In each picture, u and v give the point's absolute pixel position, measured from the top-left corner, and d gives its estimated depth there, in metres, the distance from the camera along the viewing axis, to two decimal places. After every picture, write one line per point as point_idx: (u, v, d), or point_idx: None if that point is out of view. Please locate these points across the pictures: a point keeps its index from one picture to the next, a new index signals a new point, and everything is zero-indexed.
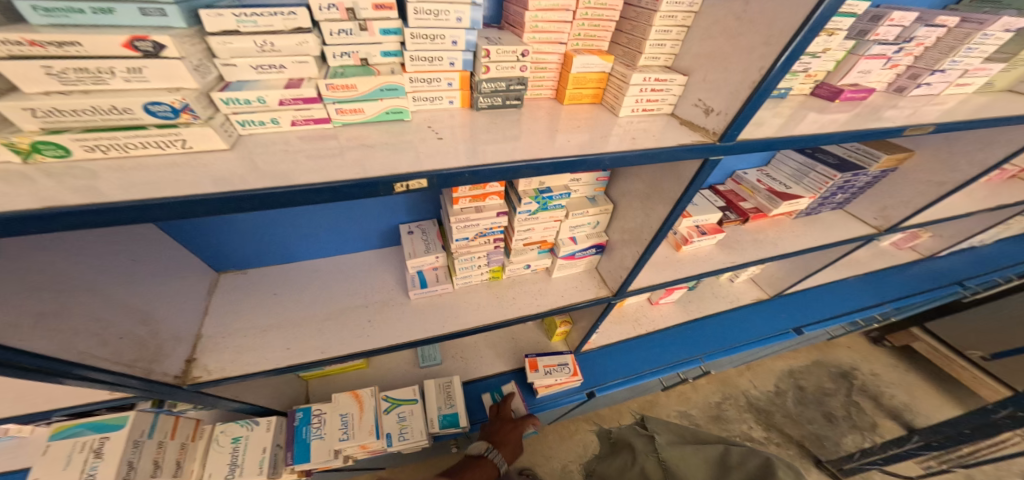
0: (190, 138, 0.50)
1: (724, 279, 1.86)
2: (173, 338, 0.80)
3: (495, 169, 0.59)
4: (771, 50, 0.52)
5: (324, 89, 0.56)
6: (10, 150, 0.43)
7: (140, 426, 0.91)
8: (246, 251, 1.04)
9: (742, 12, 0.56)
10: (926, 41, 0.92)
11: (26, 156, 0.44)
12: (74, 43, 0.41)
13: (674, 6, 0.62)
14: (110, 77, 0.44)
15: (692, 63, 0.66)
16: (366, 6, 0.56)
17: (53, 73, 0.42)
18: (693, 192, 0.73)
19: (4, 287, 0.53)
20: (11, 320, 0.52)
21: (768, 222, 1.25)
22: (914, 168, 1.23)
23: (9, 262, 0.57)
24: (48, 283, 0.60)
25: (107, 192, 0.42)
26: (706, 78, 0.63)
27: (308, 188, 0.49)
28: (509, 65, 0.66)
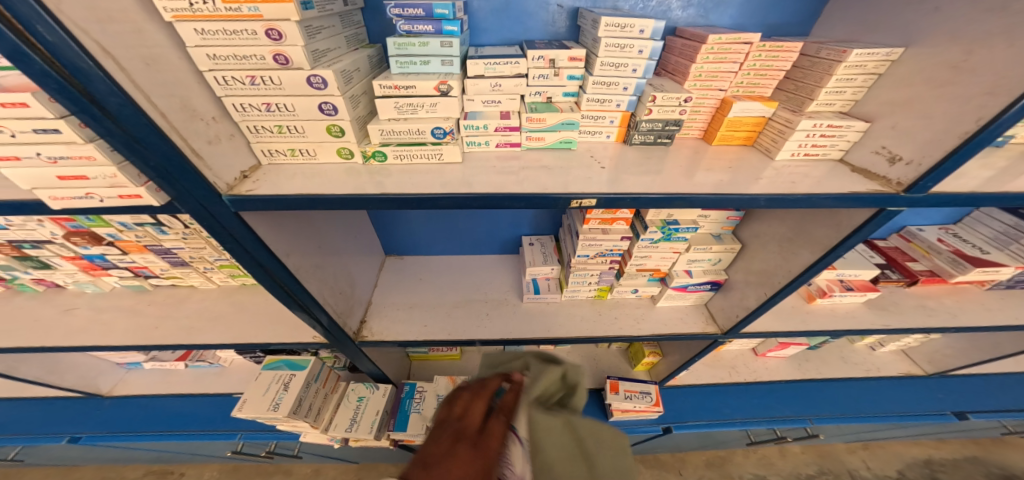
0: (446, 153, 0.66)
1: (863, 346, 1.65)
2: (359, 301, 1.05)
3: (653, 199, 0.66)
4: (997, 100, 0.50)
5: (525, 120, 0.71)
6: (361, 154, 0.63)
7: (313, 371, 1.18)
8: (406, 241, 1.27)
9: (961, 61, 0.55)
10: None
11: (366, 158, 0.63)
12: (413, 86, 0.61)
13: (864, 57, 0.63)
14: (422, 109, 0.63)
15: (878, 110, 0.66)
16: (563, 58, 0.70)
17: (397, 106, 0.62)
18: (856, 240, 0.71)
19: (310, 244, 0.79)
20: (306, 266, 0.76)
21: (941, 287, 1.09)
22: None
23: (318, 225, 0.84)
24: (325, 244, 0.87)
25: (382, 189, 0.59)
26: (897, 125, 0.62)
27: (510, 196, 0.62)
28: (671, 109, 0.73)
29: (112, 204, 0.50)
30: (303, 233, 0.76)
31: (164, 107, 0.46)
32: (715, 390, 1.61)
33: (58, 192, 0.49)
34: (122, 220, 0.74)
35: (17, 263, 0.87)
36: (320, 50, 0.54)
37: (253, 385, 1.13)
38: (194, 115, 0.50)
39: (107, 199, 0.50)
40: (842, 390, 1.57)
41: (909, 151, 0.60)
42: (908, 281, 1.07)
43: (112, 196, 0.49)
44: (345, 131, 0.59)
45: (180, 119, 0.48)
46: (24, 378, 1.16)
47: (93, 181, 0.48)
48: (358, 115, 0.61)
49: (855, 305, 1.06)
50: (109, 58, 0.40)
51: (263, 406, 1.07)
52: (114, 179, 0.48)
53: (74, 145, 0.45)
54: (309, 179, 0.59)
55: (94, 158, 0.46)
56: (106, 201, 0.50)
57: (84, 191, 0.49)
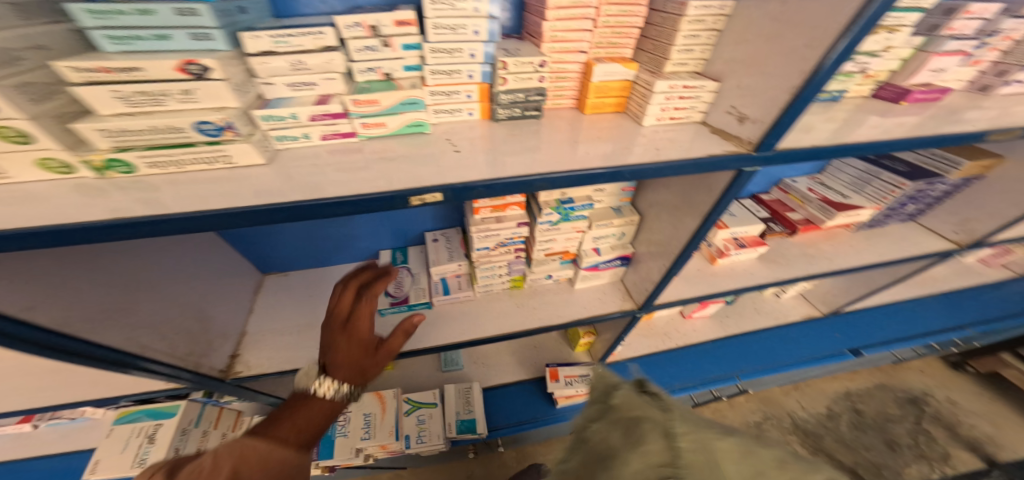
0: (234, 154, 0.53)
1: (769, 294, 1.69)
2: (222, 335, 0.88)
3: (506, 183, 0.57)
4: (814, 52, 0.47)
5: (349, 104, 0.58)
6: (87, 166, 0.48)
7: (189, 415, 1.00)
8: (287, 256, 1.11)
9: (779, 13, 0.51)
10: (1016, 34, 0.77)
11: (100, 172, 0.49)
12: (137, 69, 0.46)
13: (702, 10, 0.58)
14: (171, 99, 0.48)
15: (725, 68, 0.62)
16: (388, 23, 0.58)
17: (120, 96, 0.46)
18: (725, 206, 0.70)
19: (86, 286, 0.62)
20: (82, 315, 0.59)
21: (824, 234, 1.13)
22: (1001, 174, 1.05)
23: (92, 263, 0.64)
24: (118, 281, 0.67)
25: (158, 195, 0.48)
26: (740, 83, 0.59)
27: (332, 201, 0.51)
28: (527, 76, 0.65)
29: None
30: (70, 277, 0.60)
31: None
32: (654, 360, 1.63)
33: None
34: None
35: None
36: None
37: (104, 443, 0.95)
38: None
39: None
40: (762, 341, 1.66)
41: (754, 110, 0.57)
42: (790, 231, 1.11)
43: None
44: (29, 134, 0.43)
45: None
46: None
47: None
48: (50, 111, 0.45)
49: (753, 262, 1.08)
50: None
51: (126, 464, 0.92)
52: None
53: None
54: (22, 206, 0.45)
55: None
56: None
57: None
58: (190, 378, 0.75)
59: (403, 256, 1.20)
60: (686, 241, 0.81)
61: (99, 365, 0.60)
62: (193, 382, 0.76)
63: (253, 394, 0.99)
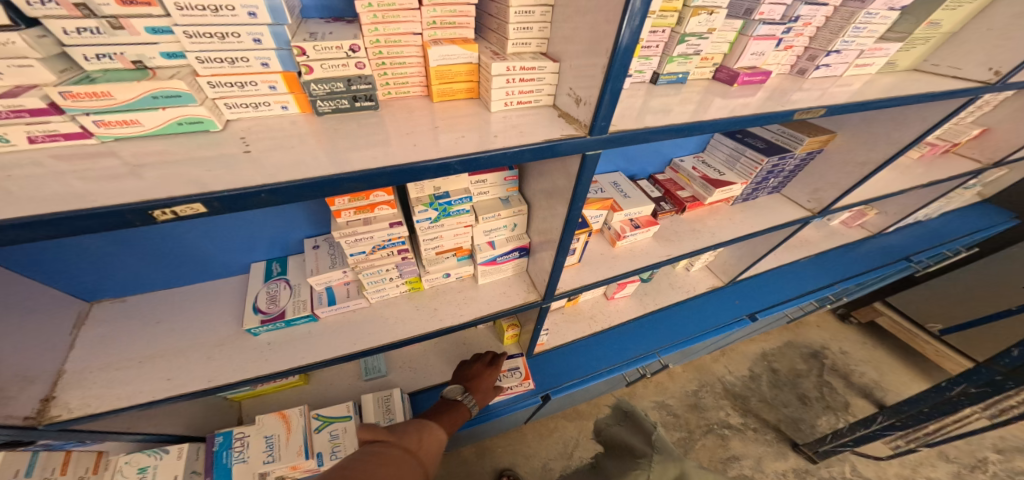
0: None
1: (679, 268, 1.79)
2: (21, 378, 0.71)
3: (309, 185, 0.50)
4: (613, 26, 0.47)
5: (60, 98, 0.46)
6: None
7: (14, 464, 0.83)
8: (122, 280, 0.96)
9: None
10: (814, 20, 0.82)
11: None
12: None
13: None
14: None
15: (561, 48, 0.60)
16: (106, 0, 0.45)
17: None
18: (584, 190, 0.70)
19: None
20: None
21: (709, 210, 1.17)
22: (836, 149, 1.17)
23: None
24: None
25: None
26: (573, 64, 0.58)
27: (77, 214, 0.41)
28: (338, 63, 0.57)
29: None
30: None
31: None
32: (580, 345, 1.65)
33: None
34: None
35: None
36: None
37: None
38: None
39: None
40: (676, 314, 1.74)
41: (585, 91, 0.57)
42: (679, 209, 1.14)
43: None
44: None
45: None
46: None
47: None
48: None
49: (647, 240, 1.10)
50: None
51: None
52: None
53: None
54: None
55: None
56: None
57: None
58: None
59: (280, 267, 1.10)
60: (560, 228, 0.80)
61: None
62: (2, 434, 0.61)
63: (96, 437, 0.86)
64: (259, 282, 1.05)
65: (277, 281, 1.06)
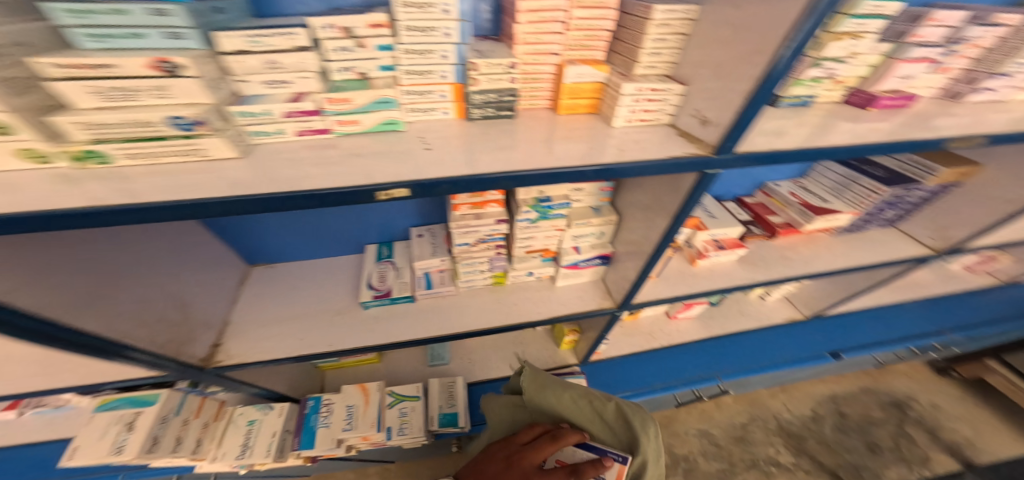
0: (208, 148, 0.55)
1: (755, 297, 1.72)
2: (203, 323, 0.92)
3: (478, 179, 0.61)
4: (761, 59, 0.49)
5: (324, 102, 0.61)
6: (64, 155, 0.49)
7: (169, 404, 1.03)
8: (268, 248, 1.15)
9: (734, 19, 0.53)
10: (981, 42, 0.79)
11: (76, 161, 0.50)
12: (111, 65, 0.45)
13: (668, 14, 0.58)
14: (144, 94, 0.48)
15: (691, 72, 0.63)
16: (362, 24, 0.60)
17: (96, 92, 0.47)
18: (691, 206, 0.70)
19: (64, 271, 0.63)
20: (65, 301, 0.61)
21: (804, 238, 1.14)
22: (981, 183, 1.09)
23: (72, 252, 0.66)
24: (96, 270, 0.69)
25: (134, 182, 0.51)
26: (704, 88, 0.60)
27: (299, 194, 0.53)
28: (498, 77, 0.67)
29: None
30: (47, 264, 0.60)
31: None
32: (638, 359, 1.66)
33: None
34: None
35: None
36: None
37: (83, 430, 0.97)
38: None
39: None
40: (743, 343, 1.67)
41: (715, 113, 0.58)
42: (769, 234, 1.13)
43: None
44: (7, 126, 0.44)
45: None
46: None
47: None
48: (26, 104, 0.44)
49: (731, 263, 1.09)
50: None
51: (102, 453, 0.93)
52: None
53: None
54: None
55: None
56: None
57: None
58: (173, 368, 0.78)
59: (388, 250, 1.24)
60: (657, 240, 0.82)
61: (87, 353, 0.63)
62: (175, 371, 0.78)
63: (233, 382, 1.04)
64: (372, 262, 1.20)
65: (385, 262, 1.20)
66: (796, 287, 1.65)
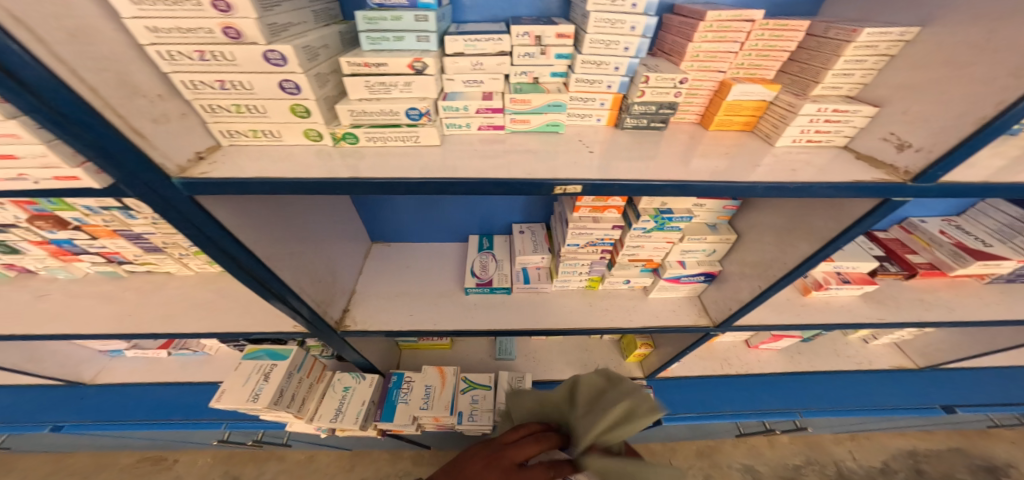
0: (423, 136, 0.71)
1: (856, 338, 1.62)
2: (342, 291, 1.11)
3: (643, 187, 0.64)
4: (1020, 82, 0.45)
5: (507, 102, 0.74)
6: (331, 136, 0.67)
7: (294, 361, 1.21)
8: (391, 228, 1.35)
9: (987, 40, 0.49)
10: None
11: (336, 141, 0.67)
12: (384, 64, 0.64)
13: (877, 36, 0.57)
14: (396, 89, 0.67)
15: (890, 94, 0.60)
16: (551, 35, 0.71)
17: (368, 85, 0.65)
18: (856, 232, 0.64)
19: (283, 232, 0.82)
20: (276, 253, 0.79)
21: (946, 282, 1.06)
22: None
23: (291, 216, 0.86)
24: (297, 233, 0.89)
25: (355, 171, 0.63)
26: (908, 110, 0.56)
27: (489, 182, 0.64)
28: (665, 91, 0.69)
29: (48, 186, 0.49)
30: (275, 224, 0.79)
31: (96, 82, 0.43)
32: (710, 382, 1.59)
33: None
34: (88, 203, 0.74)
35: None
36: (279, 24, 0.53)
37: (231, 376, 1.15)
38: (135, 92, 0.47)
39: (42, 180, 0.48)
40: (836, 384, 1.53)
41: (921, 137, 0.54)
42: (906, 273, 1.04)
43: (47, 178, 0.48)
44: (311, 111, 0.61)
45: (118, 95, 0.45)
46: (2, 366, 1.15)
47: (22, 159, 0.46)
48: (323, 95, 0.62)
49: (852, 298, 1.04)
50: (23, 29, 0.36)
51: (243, 396, 1.10)
52: (44, 158, 0.46)
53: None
54: (276, 162, 0.62)
55: (20, 135, 0.45)
56: (39, 182, 0.49)
57: (15, 172, 0.48)
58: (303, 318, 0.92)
59: (489, 242, 1.36)
60: (796, 263, 0.77)
61: (266, 294, 0.80)
62: (307, 324, 0.95)
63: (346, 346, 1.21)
64: (474, 251, 1.32)
65: (486, 253, 1.31)
66: (914, 334, 1.48)
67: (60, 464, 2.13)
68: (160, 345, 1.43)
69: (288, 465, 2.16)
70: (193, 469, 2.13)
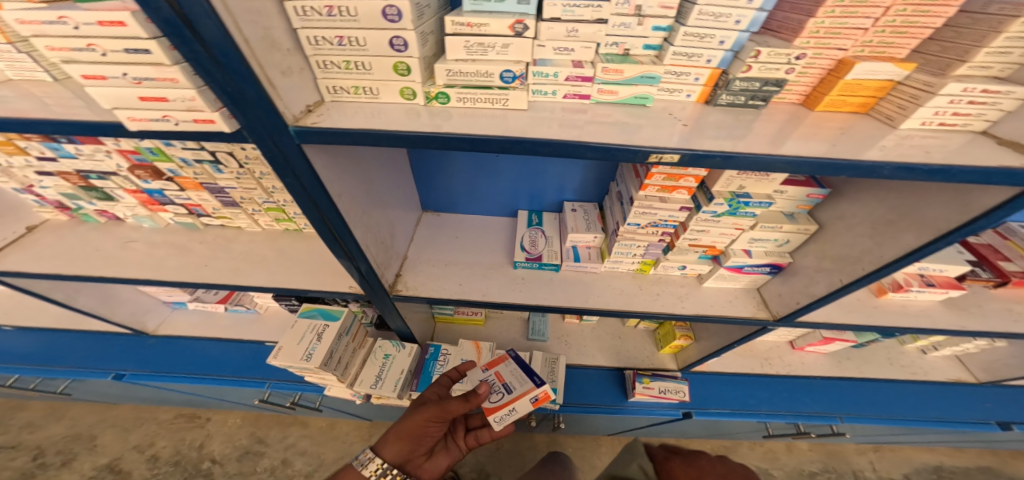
0: (512, 99, 0.72)
1: (910, 348, 1.58)
2: (397, 256, 1.12)
3: (746, 160, 0.61)
4: None
5: (600, 71, 0.72)
6: (425, 95, 0.70)
7: (344, 324, 1.24)
8: (443, 198, 1.36)
9: None
10: None
11: (429, 100, 0.71)
12: (486, 24, 0.67)
13: None
14: (493, 51, 0.70)
15: None
16: (652, 5, 0.68)
17: (468, 45, 0.69)
18: (979, 227, 0.61)
19: (356, 189, 0.85)
20: (350, 208, 0.82)
21: None
22: None
23: (364, 174, 0.89)
24: (366, 194, 0.91)
25: (440, 129, 0.65)
26: None
27: (582, 145, 0.64)
28: (775, 67, 0.66)
29: (187, 126, 0.57)
30: (352, 181, 0.83)
31: (249, 34, 0.50)
32: (746, 380, 1.57)
33: (137, 113, 0.56)
34: (184, 156, 0.83)
35: (84, 193, 0.98)
36: None
37: (288, 334, 1.20)
38: (273, 46, 0.55)
39: (183, 121, 0.57)
40: (878, 391, 1.51)
41: None
42: (999, 281, 0.99)
43: (187, 119, 0.56)
44: (412, 69, 0.66)
45: (261, 48, 0.52)
46: (82, 309, 1.23)
47: (172, 102, 0.54)
48: (424, 55, 0.67)
49: (931, 303, 0.99)
50: None
51: (296, 356, 1.14)
52: (191, 102, 0.54)
53: (162, 67, 0.52)
54: (375, 116, 0.67)
55: (178, 80, 0.52)
56: (181, 123, 0.57)
57: (161, 113, 0.56)
58: (358, 279, 0.95)
59: (538, 218, 1.36)
60: (893, 257, 0.73)
61: (337, 248, 0.83)
62: (366, 284, 0.96)
63: (398, 313, 1.22)
64: (524, 227, 1.31)
65: (536, 229, 1.31)
66: (979, 347, 1.43)
67: (105, 412, 2.25)
68: (218, 300, 1.50)
69: (312, 431, 2.23)
70: (225, 427, 2.22)
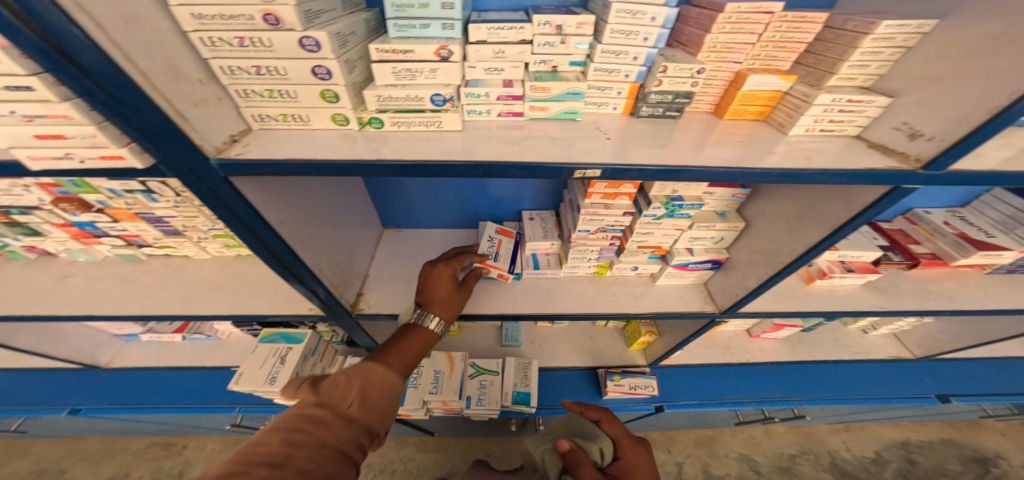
0: (445, 120, 0.76)
1: (855, 329, 1.68)
2: (357, 275, 1.14)
3: (658, 170, 0.66)
4: None
5: (528, 89, 0.76)
6: (358, 120, 0.73)
7: (309, 345, 1.25)
8: (403, 215, 1.38)
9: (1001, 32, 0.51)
10: None
11: (361, 125, 0.74)
12: (411, 51, 0.70)
13: (895, 28, 0.59)
14: (421, 76, 0.73)
15: (906, 85, 0.62)
16: (571, 25, 0.73)
17: (395, 71, 0.72)
18: (864, 220, 0.68)
19: (302, 214, 0.87)
20: (296, 233, 0.84)
21: (949, 273, 1.09)
22: None
23: (310, 198, 0.91)
24: (314, 217, 0.93)
25: (378, 154, 0.69)
26: (922, 100, 0.59)
27: (511, 165, 0.68)
28: (682, 80, 0.72)
29: (92, 163, 0.59)
30: (296, 207, 0.85)
31: (147, 68, 0.52)
32: (712, 371, 1.63)
33: (36, 151, 0.58)
34: (113, 186, 0.84)
35: (8, 229, 0.97)
36: (313, 12, 0.62)
37: (249, 358, 1.20)
38: (179, 76, 0.57)
39: (86, 158, 0.58)
40: (832, 372, 1.60)
41: (933, 127, 0.58)
42: (910, 263, 1.08)
43: (92, 157, 0.58)
44: (339, 96, 0.69)
45: (164, 80, 0.54)
46: (20, 347, 1.20)
47: (72, 139, 0.56)
48: (352, 82, 0.70)
49: (856, 287, 1.07)
50: (85, 15, 0.44)
51: (260, 380, 1.14)
52: (92, 139, 0.56)
53: (50, 104, 0.53)
54: (305, 142, 0.70)
55: (71, 117, 0.54)
56: (85, 161, 0.59)
57: (63, 151, 0.58)
58: (316, 302, 0.96)
59: None
60: (805, 249, 0.80)
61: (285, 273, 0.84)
62: (323, 306, 0.97)
63: (363, 330, 1.23)
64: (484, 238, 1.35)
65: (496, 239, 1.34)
66: (913, 325, 1.53)
67: (71, 447, 2.17)
68: (174, 329, 1.47)
69: None
70: (202, 454, 2.17)
